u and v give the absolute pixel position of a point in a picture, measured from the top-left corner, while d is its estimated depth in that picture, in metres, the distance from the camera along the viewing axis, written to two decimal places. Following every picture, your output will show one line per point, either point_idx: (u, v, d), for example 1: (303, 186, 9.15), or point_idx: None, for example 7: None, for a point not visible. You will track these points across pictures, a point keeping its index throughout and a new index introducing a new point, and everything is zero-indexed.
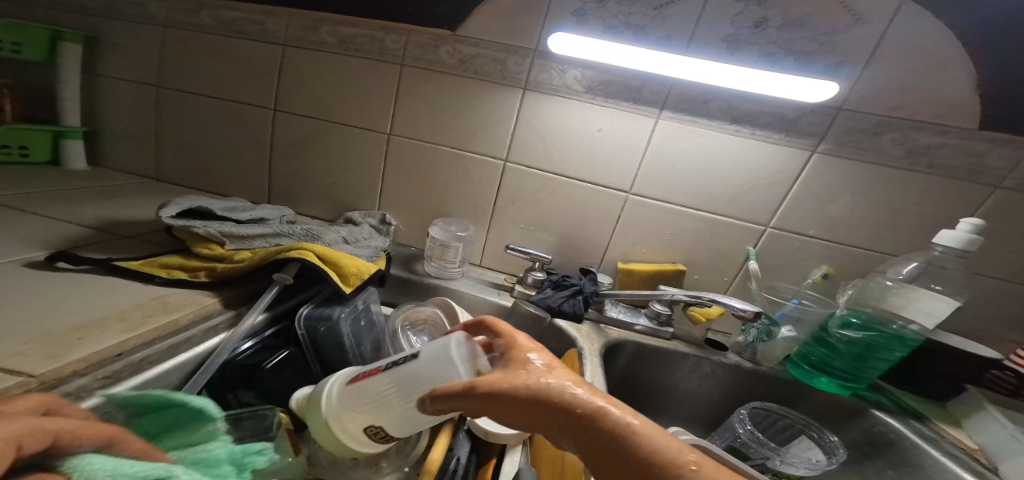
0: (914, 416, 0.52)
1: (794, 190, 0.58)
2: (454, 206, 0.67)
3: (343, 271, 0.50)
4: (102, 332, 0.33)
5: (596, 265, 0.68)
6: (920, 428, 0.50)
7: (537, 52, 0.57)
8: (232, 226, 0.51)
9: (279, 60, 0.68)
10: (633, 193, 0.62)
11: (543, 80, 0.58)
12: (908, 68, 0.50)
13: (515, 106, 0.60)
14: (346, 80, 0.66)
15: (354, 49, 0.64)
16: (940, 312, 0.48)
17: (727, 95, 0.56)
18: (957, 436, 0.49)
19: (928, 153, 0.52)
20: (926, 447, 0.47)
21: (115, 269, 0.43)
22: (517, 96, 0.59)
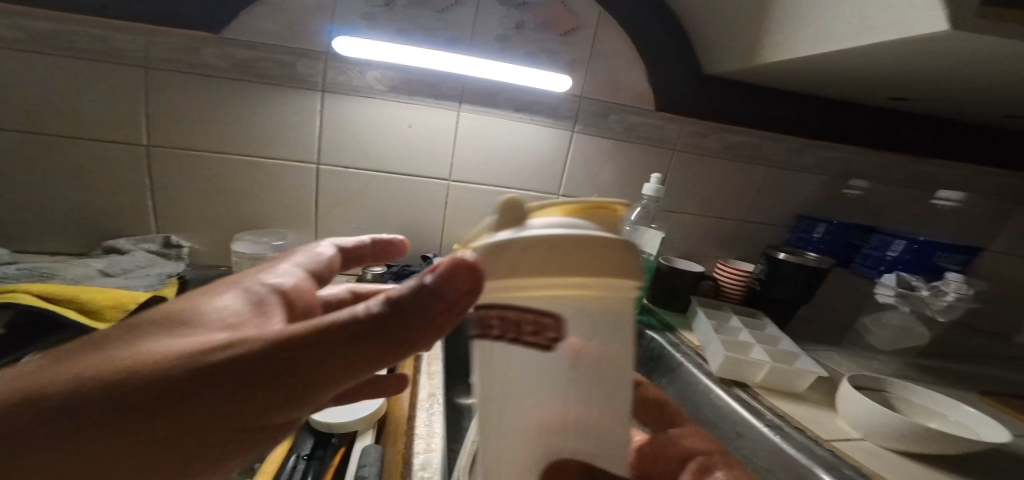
0: (669, 330, 0.73)
1: (569, 163, 0.76)
2: (268, 218, 0.61)
3: (89, 309, 0.41)
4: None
5: (435, 251, 0.73)
6: (671, 338, 0.70)
7: (328, 55, 0.57)
8: None
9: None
10: (454, 180, 0.70)
11: (342, 82, 0.59)
12: (614, 71, 0.72)
13: (316, 109, 0.59)
14: (73, 82, 0.52)
15: (68, 48, 0.51)
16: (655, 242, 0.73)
17: (509, 89, 0.69)
18: (688, 337, 0.71)
19: (638, 129, 0.76)
20: (671, 351, 0.66)
21: None
22: (317, 99, 0.58)
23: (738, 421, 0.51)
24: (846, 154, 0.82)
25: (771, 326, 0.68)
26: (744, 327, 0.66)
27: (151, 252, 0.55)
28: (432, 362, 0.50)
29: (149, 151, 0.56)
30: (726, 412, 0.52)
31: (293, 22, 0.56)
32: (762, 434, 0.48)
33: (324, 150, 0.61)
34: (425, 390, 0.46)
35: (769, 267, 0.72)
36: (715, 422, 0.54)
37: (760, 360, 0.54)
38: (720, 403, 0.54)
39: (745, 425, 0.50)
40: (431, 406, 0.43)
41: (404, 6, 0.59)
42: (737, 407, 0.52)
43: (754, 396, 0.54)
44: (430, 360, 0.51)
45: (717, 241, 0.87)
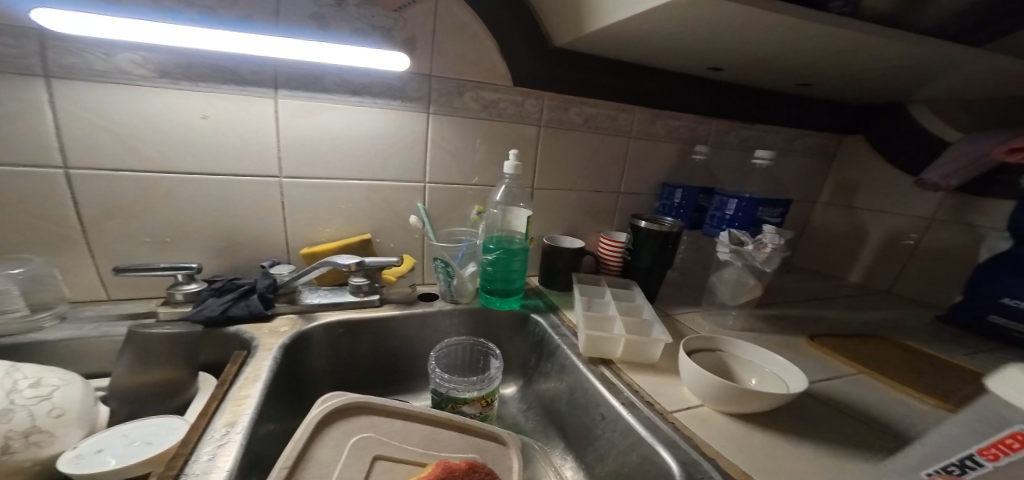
0: (552, 310, 0.73)
1: (428, 149, 0.71)
2: (19, 240, 0.49)
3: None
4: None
5: (281, 258, 0.65)
6: (552, 320, 0.69)
7: (49, 35, 0.44)
8: None
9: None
10: (286, 177, 0.61)
11: (74, 65, 0.46)
12: (459, 46, 0.67)
13: (43, 98, 0.46)
14: None
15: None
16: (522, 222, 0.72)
17: (338, 72, 0.60)
18: (568, 316, 0.71)
19: (498, 107, 0.73)
20: (550, 335, 0.65)
21: None
22: (43, 86, 0.46)
23: (601, 403, 0.48)
24: (691, 123, 0.86)
25: (638, 295, 0.70)
26: (611, 301, 0.66)
27: None
28: (244, 383, 0.43)
29: None
30: (591, 393, 0.51)
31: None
32: (619, 416, 0.45)
33: (71, 151, 0.48)
34: (222, 418, 0.37)
35: (633, 238, 0.75)
36: (582, 404, 0.53)
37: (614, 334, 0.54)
38: (584, 383, 0.53)
39: (607, 406, 0.48)
40: (224, 441, 0.34)
41: None
42: (597, 385, 0.50)
43: (616, 372, 0.53)
44: (243, 381, 0.43)
45: (596, 216, 0.88)
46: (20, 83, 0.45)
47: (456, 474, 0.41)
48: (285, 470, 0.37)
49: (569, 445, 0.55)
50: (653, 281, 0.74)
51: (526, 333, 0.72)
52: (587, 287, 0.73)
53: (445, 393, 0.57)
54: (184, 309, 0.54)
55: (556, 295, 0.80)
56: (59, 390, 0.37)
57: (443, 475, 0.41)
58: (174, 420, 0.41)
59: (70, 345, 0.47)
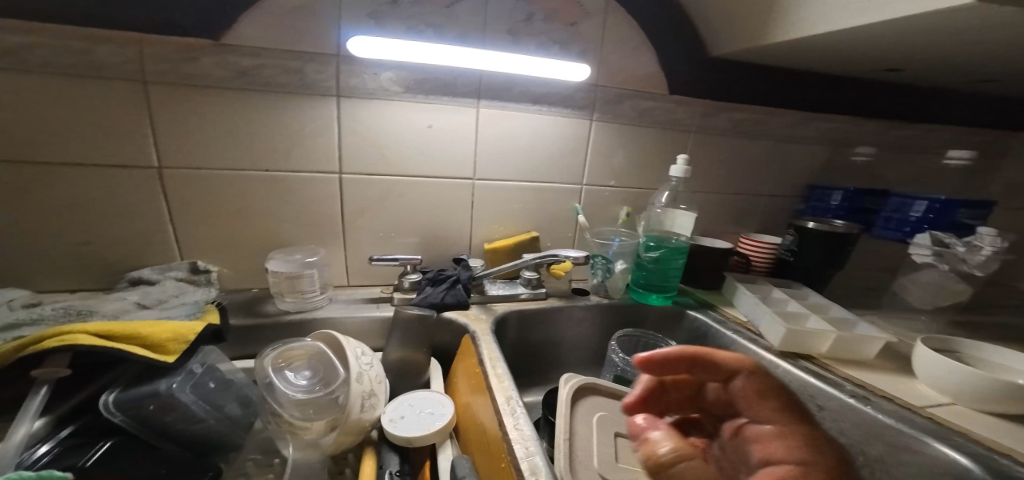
0: (709, 308, 0.74)
1: (590, 151, 0.74)
2: (296, 233, 0.61)
3: (147, 340, 0.37)
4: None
5: (466, 253, 0.72)
6: (713, 315, 0.70)
7: (339, 58, 0.55)
8: None
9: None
10: (477, 178, 0.69)
11: (355, 86, 0.57)
12: (627, 54, 0.70)
13: (332, 113, 0.57)
14: (62, 108, 0.48)
15: (47, 67, 0.46)
16: (687, 222, 0.72)
17: (524, 83, 0.66)
18: (732, 313, 0.71)
19: (658, 111, 0.75)
20: (722, 331, 0.66)
21: None
22: (333, 104, 0.57)
23: (817, 394, 0.50)
24: (844, 123, 0.83)
25: (812, 293, 0.71)
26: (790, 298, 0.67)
27: (179, 279, 0.53)
28: (493, 363, 0.49)
29: (157, 174, 0.53)
30: (800, 385, 0.52)
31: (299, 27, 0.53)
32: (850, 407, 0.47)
33: (344, 158, 0.60)
34: (499, 393, 0.43)
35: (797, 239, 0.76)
36: None
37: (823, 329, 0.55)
38: (785, 374, 0.54)
39: (823, 397, 0.50)
40: (514, 409, 0.40)
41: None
42: (809, 377, 0.52)
43: (822, 367, 0.54)
44: (491, 362, 0.50)
45: (737, 218, 0.88)
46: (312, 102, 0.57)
47: None
48: (566, 441, 0.41)
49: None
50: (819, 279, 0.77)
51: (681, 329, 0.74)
52: (749, 285, 0.74)
53: (636, 381, 0.59)
54: (411, 295, 0.64)
55: (703, 293, 0.80)
56: (373, 364, 0.45)
57: None
58: (435, 395, 0.47)
59: (343, 321, 0.58)
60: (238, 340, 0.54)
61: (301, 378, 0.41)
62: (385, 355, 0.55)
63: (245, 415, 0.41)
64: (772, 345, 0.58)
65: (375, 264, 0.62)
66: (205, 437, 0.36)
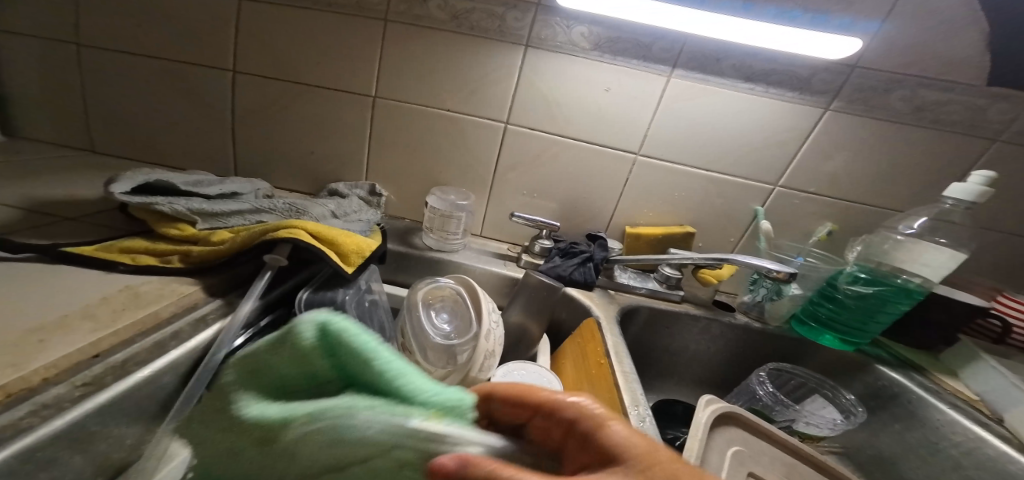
0: (914, 369, 0.54)
1: (805, 146, 0.57)
2: (452, 175, 0.65)
3: (343, 251, 0.43)
4: (63, 333, 0.27)
5: (603, 231, 0.66)
6: (923, 381, 0.52)
7: (539, 6, 0.55)
8: (201, 202, 0.43)
9: (235, 10, 0.59)
10: (642, 154, 0.61)
11: (546, 37, 0.57)
12: (914, 25, 0.50)
13: (516, 64, 0.59)
14: (320, 38, 0.59)
15: (325, 4, 0.58)
16: (944, 265, 0.49)
17: (741, 53, 0.54)
18: (958, 388, 0.51)
19: (933, 108, 0.53)
20: (931, 401, 0.49)
21: (62, 256, 0.34)
22: (520, 54, 0.58)
23: None
24: None
25: None
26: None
27: (360, 198, 0.62)
28: (618, 358, 0.45)
29: (370, 102, 0.62)
30: None
31: None
32: None
33: (515, 110, 0.61)
34: (624, 396, 0.39)
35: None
36: None
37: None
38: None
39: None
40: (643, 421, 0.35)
41: None
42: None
43: None
44: (616, 356, 0.45)
45: (1016, 283, 0.59)
46: (503, 52, 0.59)
47: None
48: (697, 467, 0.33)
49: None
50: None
51: (862, 385, 0.55)
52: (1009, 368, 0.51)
53: (783, 424, 0.45)
54: (539, 261, 0.63)
55: (907, 349, 0.58)
56: (497, 328, 0.45)
57: None
58: (540, 371, 0.46)
59: (474, 268, 0.60)
60: (391, 266, 0.61)
61: (442, 322, 0.43)
62: (505, 315, 0.56)
63: (380, 339, 0.46)
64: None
65: (514, 219, 0.61)
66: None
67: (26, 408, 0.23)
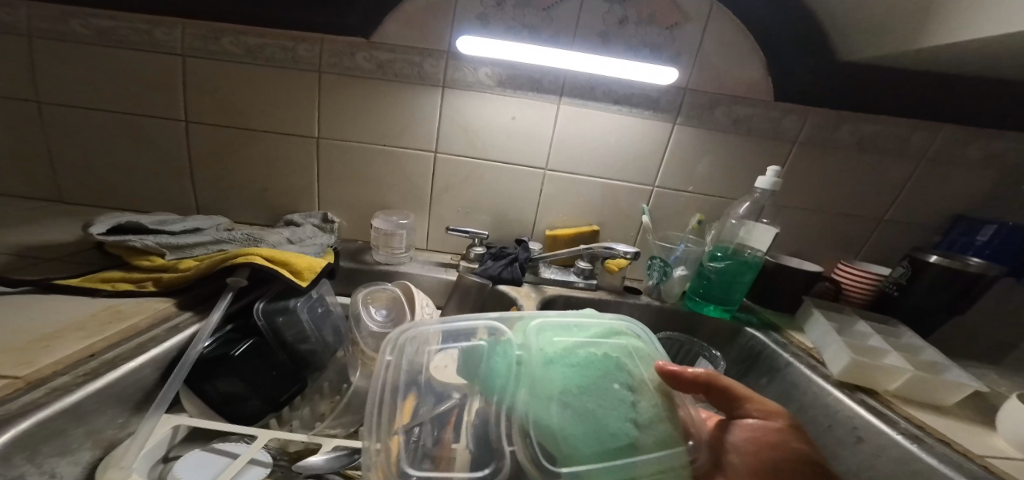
0: (774, 329, 0.69)
1: (668, 154, 0.74)
2: (394, 199, 0.76)
3: (295, 268, 0.52)
4: (65, 342, 0.36)
5: (527, 235, 0.80)
6: (777, 338, 0.66)
7: (448, 54, 0.68)
8: (168, 238, 0.50)
9: (182, 66, 0.67)
10: (549, 170, 0.75)
11: (458, 78, 0.70)
12: (723, 61, 0.68)
13: (436, 103, 0.71)
14: (260, 89, 0.69)
15: (265, 59, 0.67)
16: (765, 238, 0.67)
17: (608, 84, 0.70)
18: (801, 340, 0.66)
19: (750, 120, 0.72)
20: (778, 353, 0.62)
21: (53, 287, 0.42)
22: (439, 94, 0.70)
23: (856, 420, 0.48)
24: (1016, 146, 0.71)
25: (909, 334, 0.64)
26: (875, 333, 0.61)
27: (314, 226, 0.72)
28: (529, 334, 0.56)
29: (314, 142, 0.72)
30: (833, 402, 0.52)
31: (428, 27, 0.67)
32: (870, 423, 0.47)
33: (440, 141, 0.73)
34: None
35: (911, 274, 0.69)
36: (826, 422, 0.52)
37: (897, 368, 0.50)
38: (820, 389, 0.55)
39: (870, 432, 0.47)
40: None
41: (512, 5, 0.67)
42: (861, 411, 0.49)
43: (884, 403, 0.50)
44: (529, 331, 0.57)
45: (839, 246, 0.81)
46: (424, 93, 0.71)
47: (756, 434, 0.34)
48: None
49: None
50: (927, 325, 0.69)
51: (736, 345, 0.71)
52: (829, 313, 0.68)
53: None
54: (474, 266, 0.74)
55: (773, 314, 0.74)
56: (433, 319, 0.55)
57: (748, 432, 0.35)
58: None
59: (418, 276, 0.71)
60: (345, 280, 0.70)
61: (378, 317, 0.53)
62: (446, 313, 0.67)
63: (335, 342, 0.54)
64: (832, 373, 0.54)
65: (450, 233, 0.74)
66: (307, 354, 0.49)
67: (42, 390, 0.31)
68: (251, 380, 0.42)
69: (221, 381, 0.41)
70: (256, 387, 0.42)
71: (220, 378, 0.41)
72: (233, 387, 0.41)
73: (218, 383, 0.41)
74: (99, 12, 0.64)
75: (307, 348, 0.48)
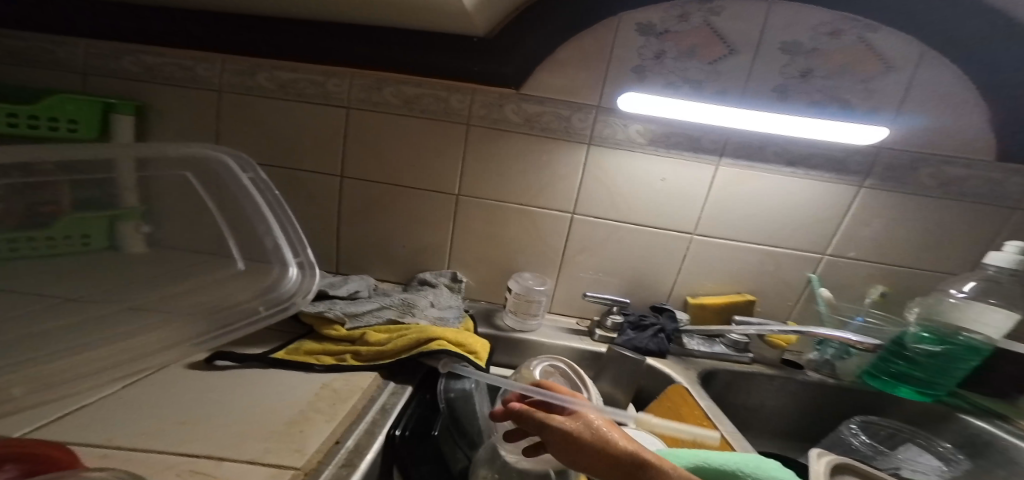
0: (999, 417, 0.59)
1: (847, 221, 0.64)
2: (526, 258, 0.73)
3: (472, 349, 0.53)
4: (307, 438, 0.36)
5: (666, 302, 0.72)
6: (1010, 426, 0.57)
7: (600, 108, 0.64)
8: (348, 306, 0.57)
9: (347, 118, 0.69)
10: (698, 235, 0.68)
11: (608, 135, 0.65)
12: (931, 116, 0.58)
13: (581, 160, 0.67)
14: (408, 143, 0.69)
15: (418, 111, 0.68)
16: (1003, 324, 0.57)
17: (780, 142, 0.62)
18: None
19: (957, 183, 0.61)
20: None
21: (271, 361, 0.47)
22: (585, 150, 0.66)
23: None
24: None
25: None
26: None
27: (446, 285, 0.71)
28: (717, 419, 0.49)
29: (454, 199, 0.71)
30: None
31: (582, 81, 0.63)
32: None
33: (581, 201, 0.69)
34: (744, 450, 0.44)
35: None
36: None
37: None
38: None
39: None
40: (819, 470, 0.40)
41: (675, 55, 0.61)
42: None
43: None
44: (715, 416, 0.50)
45: None
46: (570, 148, 0.67)
47: None
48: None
49: None
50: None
51: (949, 441, 0.60)
52: None
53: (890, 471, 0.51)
54: (613, 335, 0.68)
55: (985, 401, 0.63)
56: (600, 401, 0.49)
57: None
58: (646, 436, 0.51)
59: (557, 343, 0.67)
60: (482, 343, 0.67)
61: None
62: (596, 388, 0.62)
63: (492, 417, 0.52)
64: None
65: (587, 299, 0.69)
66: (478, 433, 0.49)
67: None
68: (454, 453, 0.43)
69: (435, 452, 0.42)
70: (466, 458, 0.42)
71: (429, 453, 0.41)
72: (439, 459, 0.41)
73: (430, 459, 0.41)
74: (276, 66, 0.69)
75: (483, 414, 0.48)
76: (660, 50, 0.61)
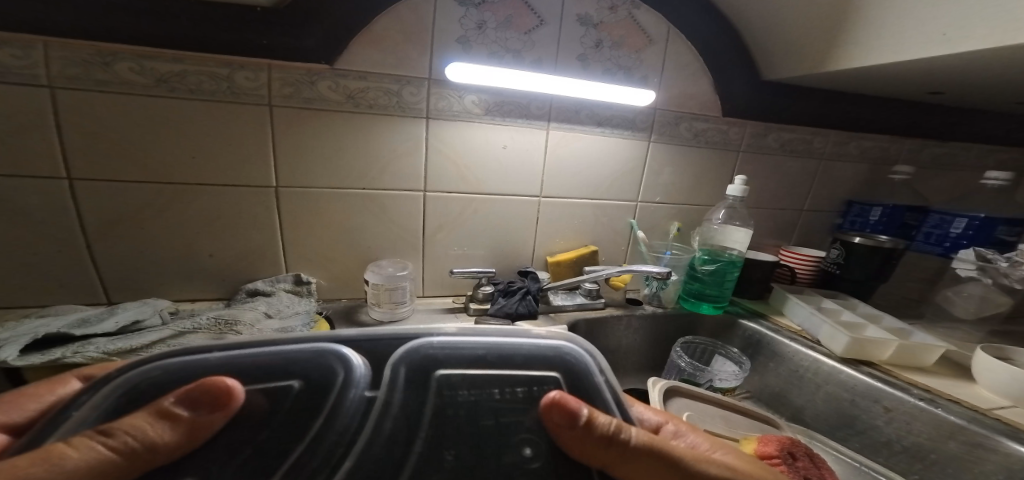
0: (760, 317, 0.80)
1: (647, 170, 0.80)
2: (383, 249, 0.68)
3: None
4: None
5: (529, 265, 0.77)
6: (767, 325, 0.77)
7: (430, 80, 0.63)
8: (118, 342, 0.46)
9: (58, 103, 0.51)
10: (543, 197, 0.74)
11: (443, 108, 0.64)
12: (682, 83, 0.76)
13: (421, 134, 0.65)
14: (182, 132, 0.56)
15: (187, 90, 0.54)
16: (741, 239, 0.80)
17: (592, 107, 0.72)
18: (787, 323, 0.77)
19: (704, 135, 0.82)
20: (777, 339, 0.73)
21: None
22: (423, 125, 0.64)
23: (883, 396, 0.59)
24: (882, 143, 0.94)
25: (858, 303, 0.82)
26: (842, 309, 0.74)
27: (288, 291, 0.63)
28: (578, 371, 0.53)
29: (272, 192, 0.61)
30: (860, 388, 0.61)
31: (405, 52, 0.61)
32: (891, 397, 0.58)
33: (428, 176, 0.67)
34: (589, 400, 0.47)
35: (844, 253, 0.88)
36: (846, 397, 0.62)
37: (885, 338, 0.62)
38: (835, 372, 0.64)
39: (891, 399, 0.58)
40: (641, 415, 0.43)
41: (493, 26, 0.64)
42: (877, 383, 0.60)
43: (886, 373, 0.62)
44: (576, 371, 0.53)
45: (778, 235, 0.96)
46: (407, 123, 0.64)
47: (787, 445, 0.47)
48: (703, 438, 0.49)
49: (821, 431, 0.64)
50: (868, 291, 0.88)
51: (736, 336, 0.80)
52: (801, 296, 0.81)
53: (705, 383, 0.66)
54: (485, 306, 0.69)
55: (751, 303, 0.86)
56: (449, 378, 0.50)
57: (779, 445, 0.47)
58: None
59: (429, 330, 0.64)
60: None
61: None
62: None
63: None
64: (840, 354, 0.65)
65: (454, 275, 0.67)
66: None
67: None
68: (270, 370, 0.32)
69: (347, 394, 0.32)
70: (370, 333, 0.38)
71: (450, 432, 0.31)
72: (307, 406, 0.31)
73: (443, 453, 0.29)
74: None
75: (597, 384, 0.35)
76: (481, 21, 0.63)
